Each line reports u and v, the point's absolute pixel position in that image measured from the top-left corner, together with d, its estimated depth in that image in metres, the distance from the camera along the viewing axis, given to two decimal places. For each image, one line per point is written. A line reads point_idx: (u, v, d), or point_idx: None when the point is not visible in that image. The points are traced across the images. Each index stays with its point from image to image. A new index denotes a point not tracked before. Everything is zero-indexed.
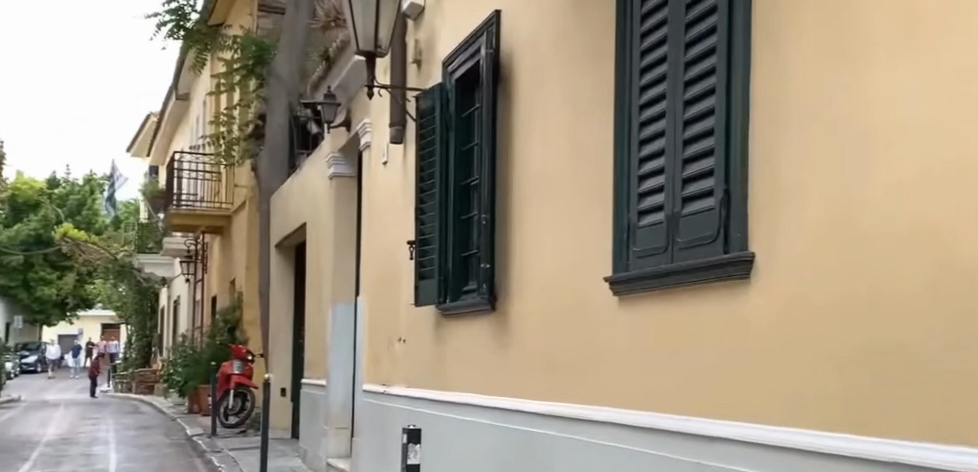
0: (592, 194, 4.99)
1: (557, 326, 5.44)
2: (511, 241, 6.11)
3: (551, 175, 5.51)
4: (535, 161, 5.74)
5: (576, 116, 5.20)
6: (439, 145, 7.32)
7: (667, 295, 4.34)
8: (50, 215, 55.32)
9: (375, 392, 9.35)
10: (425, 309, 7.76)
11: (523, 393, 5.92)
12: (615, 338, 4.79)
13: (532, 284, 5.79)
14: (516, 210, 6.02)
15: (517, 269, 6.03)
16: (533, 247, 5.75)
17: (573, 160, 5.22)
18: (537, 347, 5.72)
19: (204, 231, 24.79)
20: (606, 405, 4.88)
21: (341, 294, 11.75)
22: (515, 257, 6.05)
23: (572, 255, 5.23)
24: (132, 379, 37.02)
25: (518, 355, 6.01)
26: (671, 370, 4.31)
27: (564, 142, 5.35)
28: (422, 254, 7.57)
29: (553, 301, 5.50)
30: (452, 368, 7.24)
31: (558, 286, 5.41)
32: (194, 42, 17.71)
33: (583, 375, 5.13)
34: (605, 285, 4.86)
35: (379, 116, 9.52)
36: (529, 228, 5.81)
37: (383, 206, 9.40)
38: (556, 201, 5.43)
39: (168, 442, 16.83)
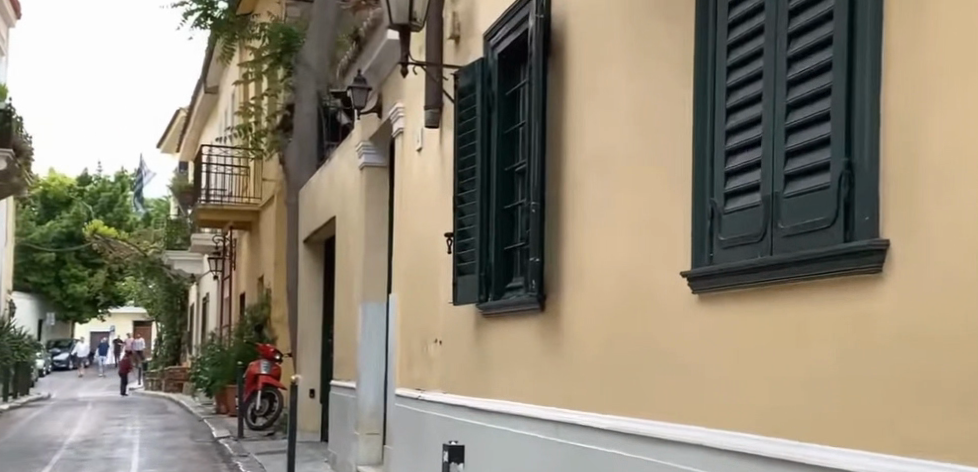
0: (664, 175, 4.28)
1: (621, 330, 4.73)
2: (564, 231, 5.41)
3: (613, 155, 4.80)
4: (594, 140, 5.04)
5: (645, 86, 4.49)
6: (479, 128, 6.63)
7: (757, 294, 3.65)
8: (83, 212, 56.61)
9: (408, 397, 8.69)
10: (464, 308, 7.06)
11: (577, 405, 5.21)
12: (691, 344, 4.07)
13: (590, 280, 5.08)
14: (571, 196, 5.32)
15: (571, 264, 5.33)
16: (592, 239, 5.05)
17: (641, 136, 4.51)
18: (595, 352, 5.03)
19: (233, 226, 24.22)
20: (679, 422, 4.17)
21: (372, 291, 11.09)
22: (569, 250, 5.35)
23: (639, 247, 4.53)
24: (161, 377, 36.55)
25: (572, 361, 5.31)
26: (765, 383, 3.59)
27: (630, 115, 4.64)
28: (461, 247, 6.88)
29: (615, 300, 4.79)
30: (494, 373, 6.54)
31: (623, 283, 4.70)
32: (221, 32, 17.10)
33: (652, 387, 4.42)
34: (682, 282, 4.15)
35: (413, 100, 8.85)
36: (587, 218, 5.11)
37: (417, 197, 8.73)
38: (620, 185, 4.73)
39: (193, 444, 16.24)
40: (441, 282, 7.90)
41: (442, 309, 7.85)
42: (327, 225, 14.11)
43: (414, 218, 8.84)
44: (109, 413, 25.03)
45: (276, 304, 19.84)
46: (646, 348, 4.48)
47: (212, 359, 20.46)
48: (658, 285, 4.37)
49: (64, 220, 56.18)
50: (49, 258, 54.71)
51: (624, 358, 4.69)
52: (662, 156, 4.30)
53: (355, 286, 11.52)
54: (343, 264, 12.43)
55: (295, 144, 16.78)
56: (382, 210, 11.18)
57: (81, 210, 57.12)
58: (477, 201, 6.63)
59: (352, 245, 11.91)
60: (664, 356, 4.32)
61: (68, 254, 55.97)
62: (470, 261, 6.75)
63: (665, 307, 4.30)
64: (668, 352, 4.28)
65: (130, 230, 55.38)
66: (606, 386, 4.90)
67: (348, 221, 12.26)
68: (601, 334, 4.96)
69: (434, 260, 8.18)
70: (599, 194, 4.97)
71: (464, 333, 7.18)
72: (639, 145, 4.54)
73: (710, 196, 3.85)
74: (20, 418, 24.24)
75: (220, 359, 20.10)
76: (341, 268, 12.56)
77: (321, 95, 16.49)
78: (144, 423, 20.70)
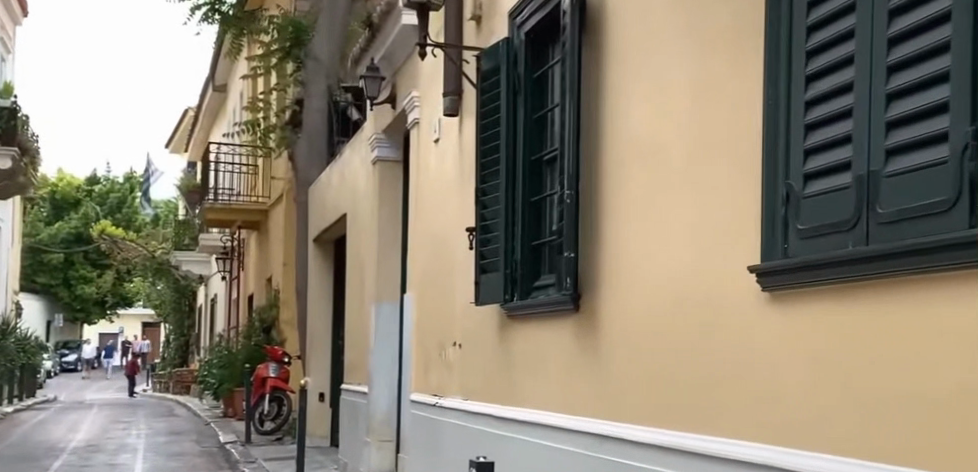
0: (727, 156, 3.79)
1: (672, 333, 4.21)
2: (602, 224, 4.87)
3: (662, 137, 4.31)
4: (639, 121, 4.53)
5: (703, 57, 4.00)
6: (504, 114, 6.12)
7: (850, 291, 3.14)
8: (93, 214, 56.30)
9: (426, 403, 8.17)
10: (487, 310, 6.54)
11: (620, 416, 4.69)
12: (765, 348, 3.55)
13: (633, 277, 4.57)
14: (609, 184, 4.81)
15: (610, 261, 4.79)
16: (635, 231, 4.55)
17: (699, 113, 4.02)
18: (638, 357, 4.52)
19: (241, 226, 23.76)
20: (749, 439, 3.64)
21: (384, 291, 10.59)
22: (608, 244, 4.82)
23: (694, 239, 4.03)
24: (169, 379, 36.07)
25: (613, 368, 4.78)
26: (863, 394, 3.07)
27: (683, 92, 4.15)
28: (483, 243, 6.35)
29: (666, 300, 4.26)
30: (522, 380, 6.02)
31: (673, 281, 4.19)
32: (229, 27, 16.59)
33: (712, 397, 3.89)
34: (751, 278, 3.63)
35: (429, 88, 8.34)
36: (628, 209, 4.60)
37: (433, 192, 8.23)
38: (671, 170, 4.23)
39: (199, 450, 15.77)
40: (460, 281, 7.40)
41: (460, 309, 7.34)
42: (337, 223, 13.60)
43: (430, 213, 8.34)
44: (115, 416, 24.54)
45: (285, 305, 19.35)
46: (701, 352, 3.98)
47: (220, 362, 19.96)
48: (716, 281, 3.87)
49: (72, 221, 55.80)
50: (58, 259, 54.32)
51: (674, 363, 4.18)
52: (725, 135, 3.81)
53: (367, 286, 11.01)
54: (354, 263, 11.91)
55: (304, 141, 16.28)
56: (395, 206, 10.67)
57: (90, 211, 56.72)
58: (502, 193, 6.11)
59: (364, 244, 11.40)
60: (725, 362, 3.82)
61: (76, 255, 55.57)
62: (493, 258, 6.23)
63: (726, 306, 3.80)
64: (730, 357, 3.79)
65: (138, 231, 54.97)
66: (652, 395, 4.40)
67: (359, 218, 11.75)
68: (645, 337, 4.45)
69: (451, 257, 7.67)
70: (643, 180, 4.47)
71: (486, 336, 6.67)
72: (694, 124, 4.04)
73: (784, 178, 3.37)
74: (24, 421, 23.78)
75: (228, 362, 19.60)
76: (352, 267, 12.04)
77: (331, 89, 16.03)
78: (151, 427, 20.21)
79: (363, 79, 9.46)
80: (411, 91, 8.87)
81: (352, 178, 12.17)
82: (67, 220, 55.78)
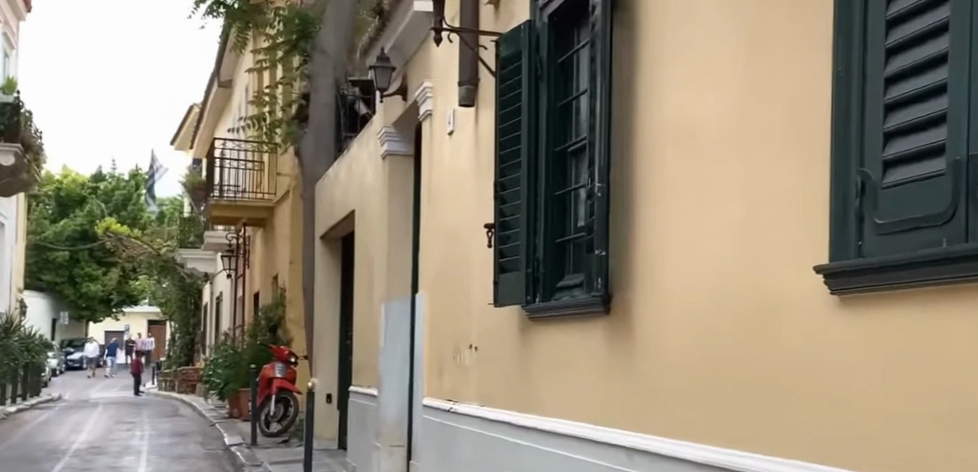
0: (790, 143, 3.46)
1: (726, 340, 3.84)
2: (637, 220, 4.50)
3: (710, 123, 3.96)
4: (684, 107, 4.17)
5: (761, 34, 3.66)
6: (524, 101, 5.74)
7: (951, 296, 2.79)
8: (97, 211, 56.01)
9: (439, 408, 7.80)
10: (506, 311, 6.16)
11: (659, 431, 4.31)
12: (842, 360, 3.19)
13: (674, 274, 4.22)
14: (645, 174, 4.44)
15: (647, 260, 4.42)
16: (677, 224, 4.19)
17: (755, 97, 3.68)
18: (679, 363, 4.17)
19: (246, 223, 23.40)
20: (822, 461, 3.27)
21: (395, 291, 10.22)
22: (644, 242, 4.44)
23: (749, 234, 3.69)
24: (174, 378, 35.71)
25: (650, 377, 4.41)
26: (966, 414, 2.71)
27: (736, 73, 3.81)
28: (503, 240, 5.96)
29: (716, 303, 3.91)
30: (546, 387, 5.63)
31: (722, 279, 3.88)
32: (234, 20, 16.09)
33: (776, 412, 3.52)
34: (823, 283, 3.28)
35: (444, 77, 7.97)
36: (668, 200, 4.26)
37: (447, 187, 7.87)
38: (721, 158, 3.88)
39: (203, 453, 15.41)
40: (478, 280, 7.03)
41: (478, 310, 6.97)
42: (346, 220, 13.23)
43: (443, 209, 7.97)
44: (119, 416, 24.17)
45: (292, 304, 18.98)
46: (757, 359, 3.64)
47: (226, 362, 19.59)
48: (777, 281, 3.53)
49: (77, 218, 55.46)
50: (63, 256, 53.99)
51: (720, 370, 3.87)
52: (789, 119, 3.48)
53: (377, 284, 10.63)
54: (364, 261, 11.53)
55: (311, 136, 15.85)
56: (406, 201, 10.30)
57: (94, 208, 56.39)
58: (521, 186, 5.73)
59: (373, 241, 11.02)
60: (786, 371, 3.47)
61: (81, 252, 55.22)
62: (513, 256, 5.85)
63: (788, 309, 3.46)
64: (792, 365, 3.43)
65: (143, 228, 54.62)
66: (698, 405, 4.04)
67: (368, 215, 11.37)
68: (689, 341, 4.12)
69: (467, 254, 7.30)
70: (687, 171, 4.13)
71: (505, 339, 6.29)
72: (751, 106, 3.70)
73: (857, 167, 3.09)
74: (27, 421, 23.43)
75: (233, 361, 19.23)
76: (362, 265, 11.66)
77: (339, 83, 15.64)
78: (155, 428, 19.86)
79: (373, 70, 9.08)
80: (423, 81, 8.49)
81: (361, 173, 11.78)
82: (72, 217, 55.49)
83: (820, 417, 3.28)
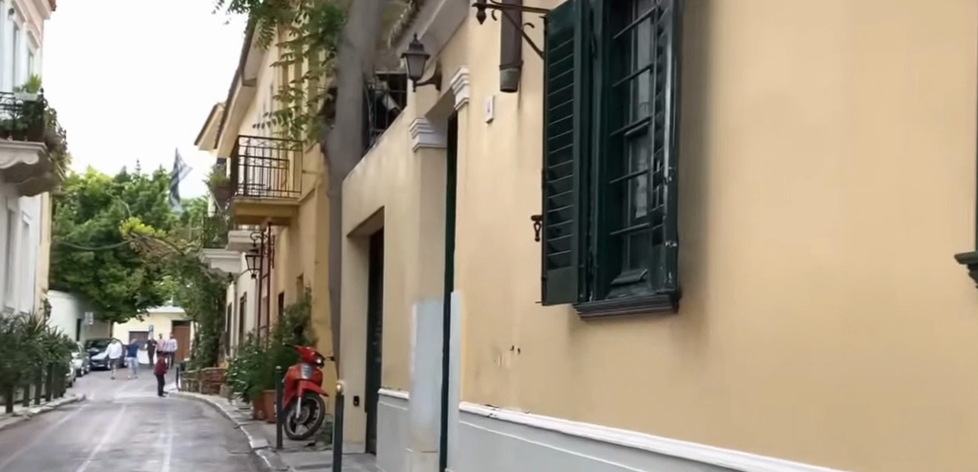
0: (922, 124, 3.12)
1: (840, 344, 3.45)
2: (719, 211, 4.09)
3: (813, 103, 3.60)
4: (778, 86, 3.79)
5: (880, 1, 3.30)
6: (577, 83, 5.29)
7: None
8: (121, 211, 55.92)
9: (478, 413, 7.35)
10: (557, 312, 5.73)
11: (754, 445, 3.89)
12: None
13: (769, 271, 3.82)
14: (731, 160, 4.03)
15: (731, 253, 4.03)
16: (773, 214, 3.80)
17: (872, 71, 3.33)
18: (775, 369, 3.77)
19: (271, 222, 23.05)
20: None
21: (427, 289, 9.78)
22: (726, 234, 4.05)
23: (865, 223, 3.33)
24: (198, 379, 35.46)
25: (738, 384, 3.99)
26: None
27: (846, 46, 3.45)
28: (552, 234, 5.51)
29: (822, 299, 3.54)
30: (601, 393, 5.19)
31: (828, 277, 3.51)
32: (260, 16, 15.56)
33: (911, 426, 3.13)
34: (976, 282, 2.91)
35: (481, 64, 7.53)
36: (760, 189, 3.86)
37: (485, 178, 7.43)
38: (828, 139, 3.52)
39: (228, 456, 15.02)
40: (518, 278, 6.59)
41: (519, 310, 6.54)
42: (374, 217, 12.81)
43: (481, 202, 7.53)
44: (143, 417, 23.90)
45: (318, 303, 18.61)
46: (881, 368, 3.26)
47: (250, 363, 19.21)
48: (907, 282, 3.17)
49: (102, 218, 55.42)
50: (88, 257, 53.97)
51: (830, 379, 3.49)
52: (923, 99, 3.12)
53: (408, 282, 10.21)
54: (394, 258, 11.10)
55: (337, 132, 15.31)
56: (438, 195, 9.85)
57: (120, 209, 56.33)
58: (574, 174, 5.28)
59: (404, 237, 10.58)
60: (927, 385, 3.08)
61: (106, 253, 55.16)
62: (562, 250, 5.40)
63: (916, 311, 3.12)
64: (930, 375, 3.07)
65: (168, 228, 54.47)
66: (801, 418, 3.63)
67: (399, 209, 10.94)
68: (786, 345, 3.72)
69: (507, 250, 6.85)
70: (784, 157, 3.73)
71: (553, 343, 5.85)
72: (869, 85, 3.34)
73: None
74: (51, 422, 23.19)
75: (258, 363, 18.82)
76: (391, 261, 11.26)
77: (366, 77, 15.16)
78: (179, 430, 19.54)
79: (406, 58, 8.69)
80: (459, 67, 8.01)
81: (392, 165, 11.32)
82: (97, 218, 55.44)
83: (968, 422, 2.94)
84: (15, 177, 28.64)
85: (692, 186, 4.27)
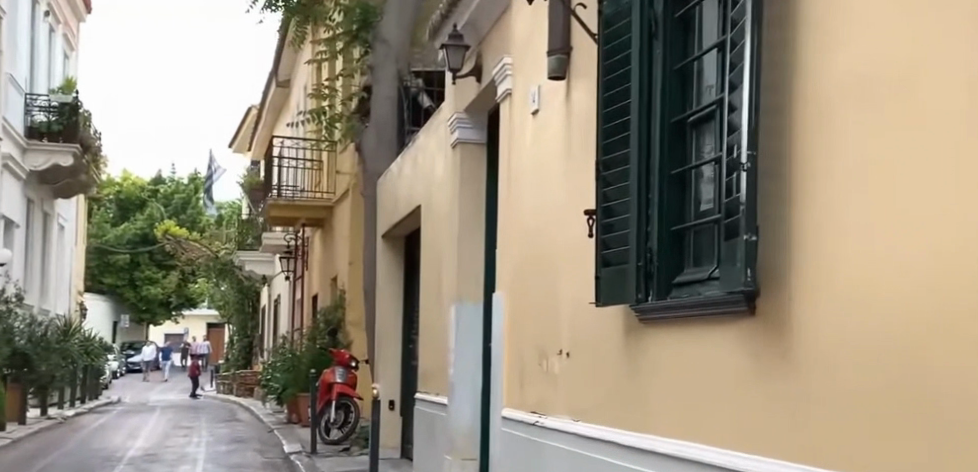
0: None
1: (945, 351, 3.04)
2: (802, 201, 3.70)
3: (913, 75, 3.19)
4: (870, 59, 3.39)
5: None
6: (634, 67, 4.93)
7: None
8: (157, 214, 56.01)
9: (523, 421, 6.96)
10: (610, 315, 5.35)
11: (839, 463, 3.49)
12: None
13: (861, 269, 3.41)
14: (816, 145, 3.64)
15: (816, 249, 3.64)
16: (864, 203, 3.40)
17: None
18: (866, 377, 3.36)
19: (305, 224, 22.79)
20: None
21: (465, 290, 9.41)
22: (810, 226, 3.66)
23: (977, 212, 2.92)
24: (233, 382, 35.30)
25: (823, 396, 3.59)
26: None
27: (954, 10, 3.04)
28: (606, 229, 5.13)
29: (922, 302, 3.13)
30: (660, 401, 4.80)
31: (926, 271, 3.11)
32: (294, 15, 15.37)
33: None
34: None
35: (524, 53, 7.16)
36: (848, 176, 3.48)
37: (528, 173, 7.05)
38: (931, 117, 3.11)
39: (262, 461, 14.73)
40: (565, 277, 6.19)
41: (567, 313, 6.15)
42: (410, 216, 12.45)
43: (524, 198, 7.15)
44: (177, 420, 23.69)
45: (353, 305, 18.30)
46: None
47: (283, 366, 18.91)
48: None
49: (138, 221, 55.51)
50: (123, 259, 54.09)
51: (931, 390, 3.08)
52: None
53: (446, 283, 9.84)
54: (431, 257, 10.73)
55: (372, 131, 14.96)
56: (478, 193, 9.47)
57: (155, 211, 56.41)
58: (631, 164, 4.91)
59: (442, 237, 10.22)
60: None
61: (142, 255, 55.23)
62: (618, 247, 5.02)
63: None
64: None
65: (202, 231, 54.46)
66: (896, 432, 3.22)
67: (436, 208, 10.57)
68: (877, 348, 3.32)
69: (553, 248, 6.46)
70: (877, 138, 3.34)
71: (606, 346, 5.45)
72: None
73: None
74: (85, 425, 23.03)
75: (292, 366, 18.52)
76: (428, 261, 10.90)
77: (402, 75, 14.80)
78: (212, 434, 19.28)
79: (446, 48, 8.36)
80: (502, 57, 7.65)
81: (429, 162, 10.96)
82: (132, 220, 55.55)
83: None
84: (50, 179, 28.56)
85: (771, 173, 3.88)
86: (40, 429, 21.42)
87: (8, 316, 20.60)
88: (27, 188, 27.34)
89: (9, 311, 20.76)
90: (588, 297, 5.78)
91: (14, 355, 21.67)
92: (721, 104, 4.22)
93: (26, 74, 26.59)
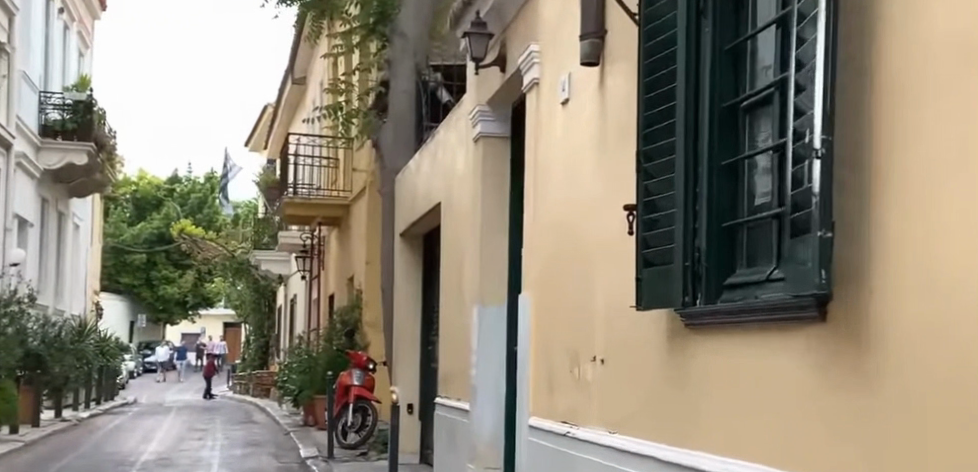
0: None
1: None
2: (885, 193, 3.26)
3: None
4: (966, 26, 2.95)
5: None
6: (680, 48, 4.50)
7: None
8: (174, 213, 55.83)
9: (553, 431, 6.51)
10: (651, 318, 4.91)
11: None
12: None
13: (957, 269, 2.96)
14: (902, 127, 3.20)
15: (902, 246, 3.19)
16: (961, 191, 2.95)
17: None
18: (960, 393, 2.92)
19: (321, 223, 22.43)
20: None
21: (487, 291, 8.99)
22: (896, 219, 3.21)
23: None
24: (249, 382, 34.99)
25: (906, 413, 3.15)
26: None
27: None
28: (649, 226, 4.69)
29: None
30: (710, 414, 4.36)
31: None
32: (310, 9, 15.02)
33: None
34: None
35: (553, 38, 6.75)
36: (940, 163, 3.03)
37: (558, 168, 6.63)
38: None
39: (277, 466, 14.35)
40: (600, 277, 5.76)
41: (602, 315, 5.72)
42: (429, 214, 12.04)
43: (554, 195, 6.73)
44: (192, 423, 23.34)
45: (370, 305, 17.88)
46: None
47: (299, 368, 18.51)
48: None
49: (155, 220, 55.31)
50: (140, 258, 53.92)
51: None
52: None
53: (468, 284, 9.42)
54: (451, 257, 10.29)
55: (390, 127, 14.57)
56: (502, 190, 9.04)
57: (172, 210, 56.20)
58: (676, 155, 4.49)
59: (463, 236, 9.79)
60: None
61: (158, 255, 55.02)
62: (662, 245, 4.59)
63: None
64: None
65: (219, 230, 54.24)
66: None
67: (456, 205, 10.15)
68: (976, 359, 2.88)
69: (587, 246, 6.01)
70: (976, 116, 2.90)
71: (646, 357, 5.02)
72: None
73: None
74: (100, 427, 22.69)
75: (308, 368, 18.11)
76: (448, 261, 10.49)
77: (420, 69, 14.41)
78: (228, 437, 18.91)
79: (468, 36, 7.96)
80: (527, 45, 7.23)
81: (449, 158, 10.54)
82: (149, 220, 55.37)
83: None
84: (65, 177, 28.26)
85: (847, 159, 3.44)
86: (54, 431, 21.08)
87: (21, 317, 20.27)
88: (42, 188, 27.05)
89: (23, 312, 20.43)
90: (625, 300, 5.34)
91: (28, 356, 21.34)
92: (785, 83, 3.79)
93: (41, 72, 26.34)
